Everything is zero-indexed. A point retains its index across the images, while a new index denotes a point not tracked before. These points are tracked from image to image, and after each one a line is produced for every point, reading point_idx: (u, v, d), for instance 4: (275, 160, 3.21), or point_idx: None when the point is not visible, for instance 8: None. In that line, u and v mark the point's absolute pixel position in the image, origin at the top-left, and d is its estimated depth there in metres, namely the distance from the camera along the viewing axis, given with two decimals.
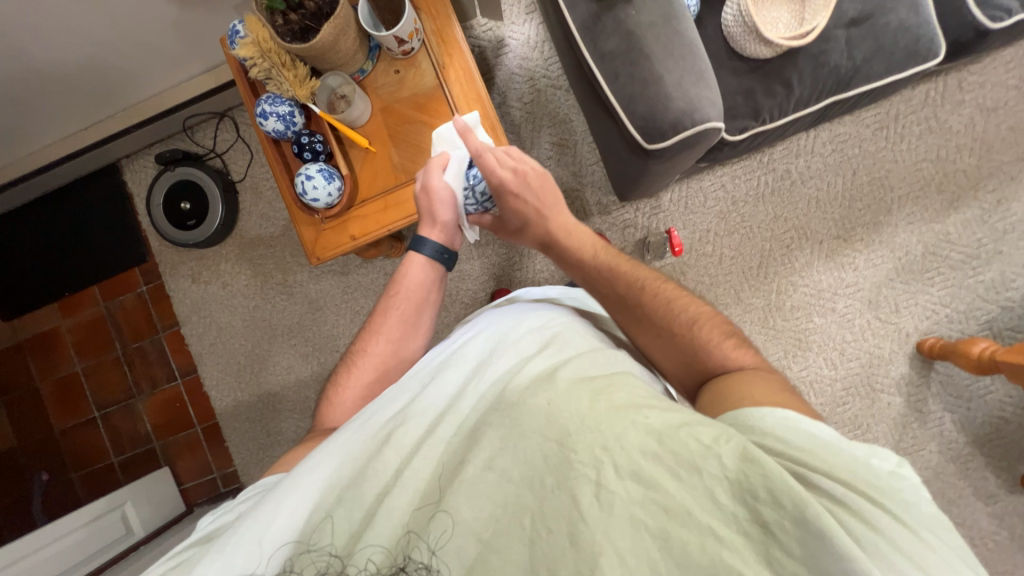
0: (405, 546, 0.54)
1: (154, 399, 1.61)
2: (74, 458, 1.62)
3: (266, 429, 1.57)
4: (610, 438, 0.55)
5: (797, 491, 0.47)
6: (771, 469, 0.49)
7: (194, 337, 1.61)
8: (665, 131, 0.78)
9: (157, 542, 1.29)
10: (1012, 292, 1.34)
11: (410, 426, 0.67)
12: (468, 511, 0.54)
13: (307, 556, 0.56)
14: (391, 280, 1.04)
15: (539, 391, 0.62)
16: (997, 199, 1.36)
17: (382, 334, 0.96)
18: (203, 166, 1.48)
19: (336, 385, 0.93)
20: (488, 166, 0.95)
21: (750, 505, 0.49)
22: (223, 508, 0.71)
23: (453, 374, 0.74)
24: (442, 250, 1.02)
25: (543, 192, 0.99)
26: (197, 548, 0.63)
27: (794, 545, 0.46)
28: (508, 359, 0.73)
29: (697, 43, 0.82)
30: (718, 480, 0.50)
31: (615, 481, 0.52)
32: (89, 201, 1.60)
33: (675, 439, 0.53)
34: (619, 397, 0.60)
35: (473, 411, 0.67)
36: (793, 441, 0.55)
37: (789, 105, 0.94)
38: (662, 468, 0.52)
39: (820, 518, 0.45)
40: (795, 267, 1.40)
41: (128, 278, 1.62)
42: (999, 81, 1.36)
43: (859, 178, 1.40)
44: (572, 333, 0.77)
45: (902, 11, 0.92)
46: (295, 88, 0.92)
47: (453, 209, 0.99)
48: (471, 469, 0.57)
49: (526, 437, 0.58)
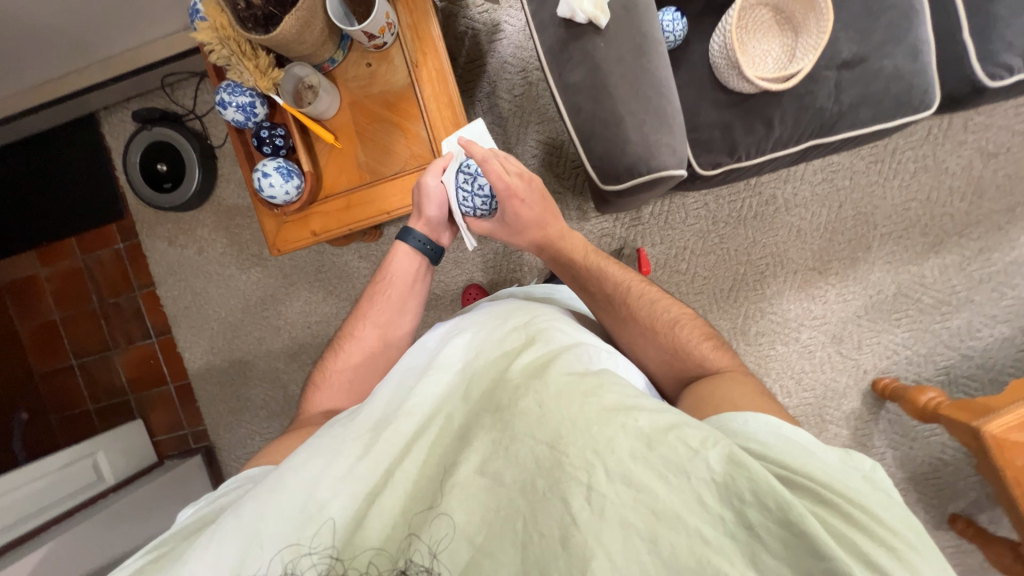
0: (404, 549, 0.55)
1: (130, 354, 1.65)
2: (53, 402, 1.69)
3: (236, 394, 1.62)
4: (601, 441, 0.53)
5: (782, 493, 0.46)
6: (758, 473, 0.48)
7: (169, 299, 1.63)
8: (620, 173, 0.76)
9: (124, 493, 1.38)
10: (975, 341, 1.34)
11: (399, 424, 0.65)
12: (460, 515, 0.55)
13: (307, 558, 0.56)
14: (378, 269, 1.02)
15: (529, 392, 0.60)
16: (980, 247, 1.34)
17: (370, 319, 0.96)
18: (179, 128, 1.44)
19: (324, 369, 0.94)
20: (495, 172, 0.91)
21: (736, 507, 0.48)
22: (205, 499, 0.73)
23: (437, 378, 0.71)
24: (431, 244, 1.00)
25: (538, 194, 0.95)
26: (177, 543, 0.63)
27: (777, 545, 0.46)
28: (496, 358, 0.71)
29: (668, 81, 0.78)
30: (705, 485, 0.49)
31: (607, 484, 0.51)
32: (67, 151, 1.58)
33: (663, 443, 0.52)
34: (609, 400, 0.57)
35: (462, 411, 0.65)
36: (774, 444, 0.57)
37: (767, 145, 0.90)
38: (652, 470, 0.51)
39: (804, 518, 0.45)
40: (766, 293, 1.40)
41: (105, 234, 1.62)
42: (1005, 124, 1.31)
43: (845, 211, 1.37)
44: (562, 330, 0.75)
45: (899, 57, 0.87)
46: (255, 77, 0.87)
47: (443, 209, 0.97)
48: (463, 474, 0.57)
49: (518, 441, 0.56)
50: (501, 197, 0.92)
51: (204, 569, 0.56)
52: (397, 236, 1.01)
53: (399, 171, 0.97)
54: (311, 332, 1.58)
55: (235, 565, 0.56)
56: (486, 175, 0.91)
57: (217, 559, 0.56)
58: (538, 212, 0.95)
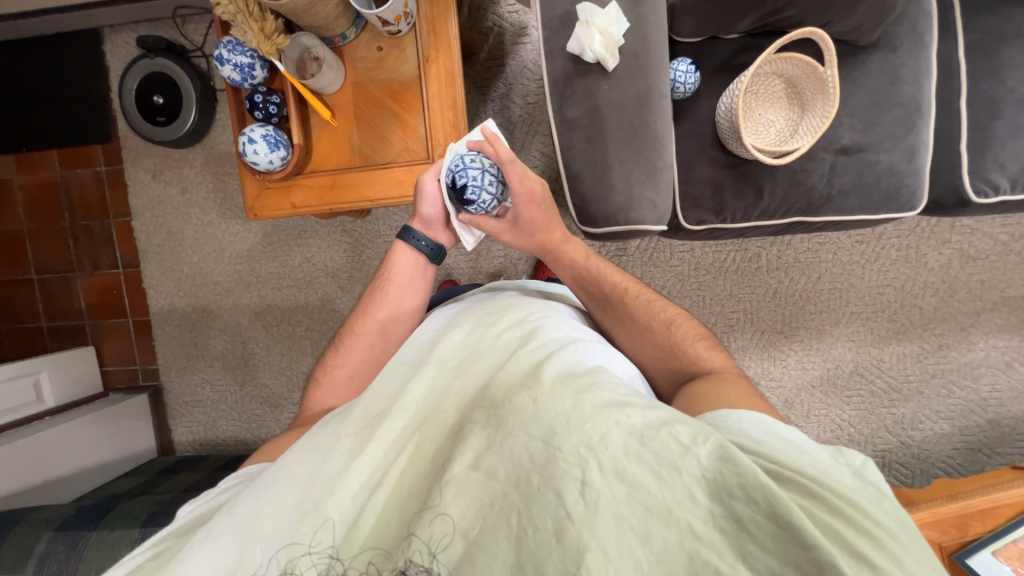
0: (404, 548, 0.51)
1: (93, 279, 1.62)
2: (8, 311, 1.65)
3: (194, 341, 1.60)
4: (595, 437, 0.50)
5: (769, 485, 0.44)
6: (746, 467, 0.45)
7: (142, 234, 1.59)
8: (596, 220, 0.84)
9: (61, 419, 1.36)
10: (915, 431, 1.39)
11: (393, 420, 0.62)
12: (456, 511, 0.51)
13: (307, 559, 0.53)
14: (379, 270, 0.96)
15: (524, 390, 0.57)
16: (939, 343, 1.38)
17: (371, 314, 0.90)
18: (185, 66, 1.39)
19: (325, 365, 0.90)
20: (516, 176, 0.86)
21: (725, 502, 0.45)
22: (206, 496, 0.69)
23: (429, 372, 0.68)
24: (430, 243, 0.94)
25: (549, 202, 0.92)
26: (180, 539, 0.61)
27: (766, 539, 0.43)
28: (494, 357, 0.68)
29: (663, 137, 0.83)
30: (696, 480, 0.46)
31: (600, 479, 0.48)
32: (63, 61, 1.52)
33: (655, 439, 0.49)
34: (603, 397, 0.54)
35: (456, 407, 0.62)
36: (766, 441, 0.53)
37: (753, 213, 0.91)
38: (645, 467, 0.47)
39: (790, 510, 0.43)
40: (730, 347, 1.42)
41: (88, 154, 1.57)
42: (990, 232, 1.35)
43: (822, 283, 1.39)
44: (558, 327, 0.73)
45: (896, 155, 0.89)
46: (258, 40, 0.84)
47: (439, 207, 0.92)
48: (457, 468, 0.53)
49: (513, 436, 0.53)
50: (518, 199, 0.87)
51: (202, 568, 0.54)
52: (398, 235, 0.96)
53: (390, 161, 0.95)
54: (280, 295, 1.56)
55: (231, 565, 0.54)
56: (506, 177, 0.86)
57: (215, 556, 0.55)
58: (545, 219, 0.90)
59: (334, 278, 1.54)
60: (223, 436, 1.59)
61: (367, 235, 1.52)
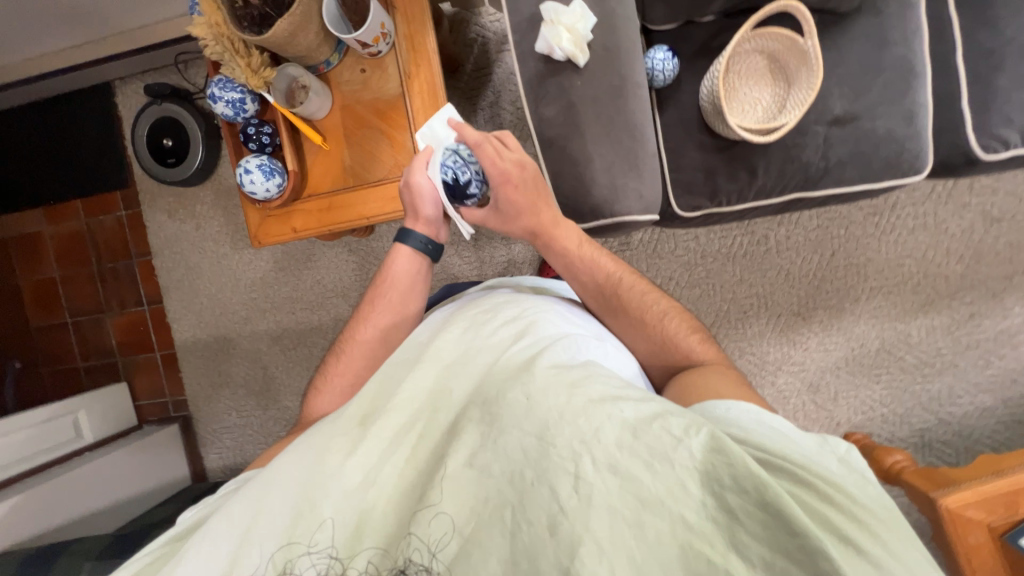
0: (403, 548, 0.51)
1: (121, 318, 1.70)
2: (47, 354, 1.75)
3: (218, 369, 1.66)
4: (588, 431, 0.49)
5: (761, 473, 0.43)
6: (738, 456, 0.44)
7: (163, 271, 1.66)
8: (585, 213, 0.87)
9: (99, 453, 1.42)
10: (954, 407, 1.32)
11: (389, 417, 0.61)
12: (452, 508, 0.51)
13: (306, 559, 0.53)
14: (379, 270, 0.95)
15: (518, 384, 0.56)
16: (970, 312, 1.31)
17: (370, 320, 0.89)
18: (189, 107, 1.45)
19: (324, 374, 0.89)
20: (488, 156, 0.88)
21: (716, 492, 0.44)
22: (206, 502, 0.70)
23: (427, 369, 0.67)
24: (428, 240, 0.93)
25: (534, 180, 0.87)
26: (178, 543, 0.62)
27: (758, 529, 0.42)
28: (488, 353, 0.67)
29: (642, 127, 0.85)
30: (689, 472, 0.45)
31: (592, 473, 0.47)
32: (81, 116, 1.62)
33: (648, 432, 0.48)
34: (595, 391, 0.54)
35: (451, 404, 0.62)
36: (754, 429, 0.52)
37: (748, 193, 0.89)
38: (637, 459, 0.46)
39: (782, 498, 0.42)
40: (746, 334, 1.38)
41: (109, 200, 1.66)
42: (1012, 191, 1.28)
43: (836, 260, 1.35)
44: (552, 322, 0.72)
45: (893, 120, 0.86)
46: (246, 75, 0.89)
47: (438, 206, 0.91)
48: (453, 465, 0.53)
49: (507, 433, 0.53)
50: (495, 183, 0.88)
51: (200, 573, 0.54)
52: (395, 238, 0.95)
53: (383, 178, 0.98)
54: (295, 318, 1.61)
55: (226, 566, 0.54)
56: (480, 160, 0.88)
57: (211, 557, 0.55)
58: (531, 199, 0.86)
59: (344, 298, 1.58)
60: (251, 459, 1.64)
61: (373, 253, 1.55)
